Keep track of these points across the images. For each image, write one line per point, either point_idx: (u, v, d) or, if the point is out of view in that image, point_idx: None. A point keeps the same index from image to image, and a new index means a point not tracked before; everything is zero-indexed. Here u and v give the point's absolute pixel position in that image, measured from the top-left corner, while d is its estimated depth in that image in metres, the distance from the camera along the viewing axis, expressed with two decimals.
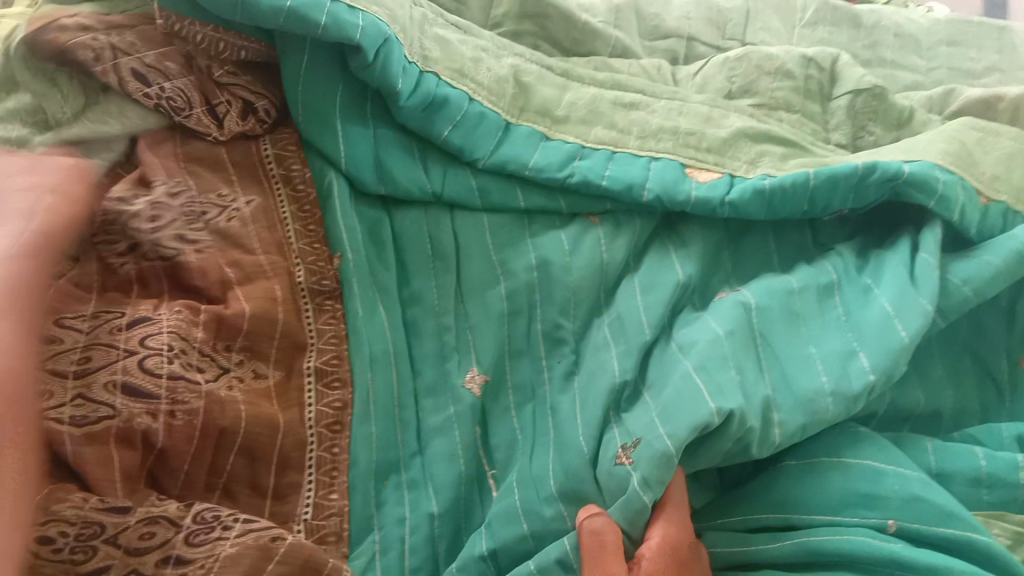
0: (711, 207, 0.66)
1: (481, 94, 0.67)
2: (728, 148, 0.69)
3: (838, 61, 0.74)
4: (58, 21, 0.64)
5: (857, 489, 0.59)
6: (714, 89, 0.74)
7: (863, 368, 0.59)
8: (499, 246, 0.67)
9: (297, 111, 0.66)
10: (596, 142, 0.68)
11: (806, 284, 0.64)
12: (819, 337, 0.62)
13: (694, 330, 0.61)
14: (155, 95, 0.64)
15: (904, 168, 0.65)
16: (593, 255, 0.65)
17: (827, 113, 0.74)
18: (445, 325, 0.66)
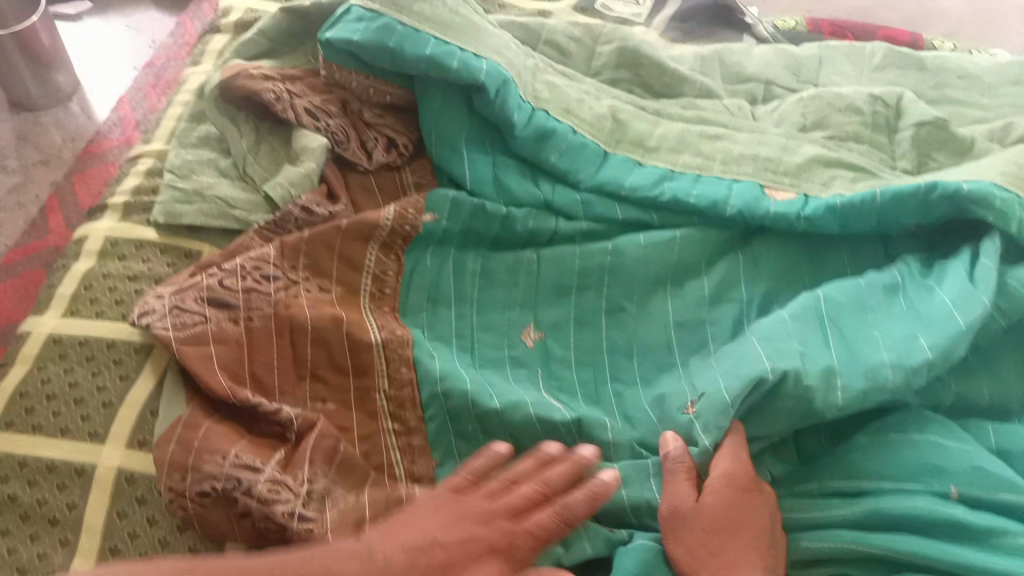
0: (789, 218, 0.73)
1: (584, 128, 0.79)
2: (803, 172, 0.77)
3: (903, 98, 0.83)
4: (246, 71, 0.79)
5: (919, 459, 0.64)
6: (789, 123, 0.84)
7: (923, 348, 0.65)
8: (589, 254, 0.75)
9: (432, 145, 0.80)
10: (684, 167, 0.78)
11: (874, 284, 0.71)
12: (882, 326, 0.68)
13: (765, 319, 0.70)
14: (315, 129, 0.78)
15: (963, 185, 0.72)
16: (665, 250, 0.75)
17: (894, 143, 0.82)
18: (558, 322, 0.75)
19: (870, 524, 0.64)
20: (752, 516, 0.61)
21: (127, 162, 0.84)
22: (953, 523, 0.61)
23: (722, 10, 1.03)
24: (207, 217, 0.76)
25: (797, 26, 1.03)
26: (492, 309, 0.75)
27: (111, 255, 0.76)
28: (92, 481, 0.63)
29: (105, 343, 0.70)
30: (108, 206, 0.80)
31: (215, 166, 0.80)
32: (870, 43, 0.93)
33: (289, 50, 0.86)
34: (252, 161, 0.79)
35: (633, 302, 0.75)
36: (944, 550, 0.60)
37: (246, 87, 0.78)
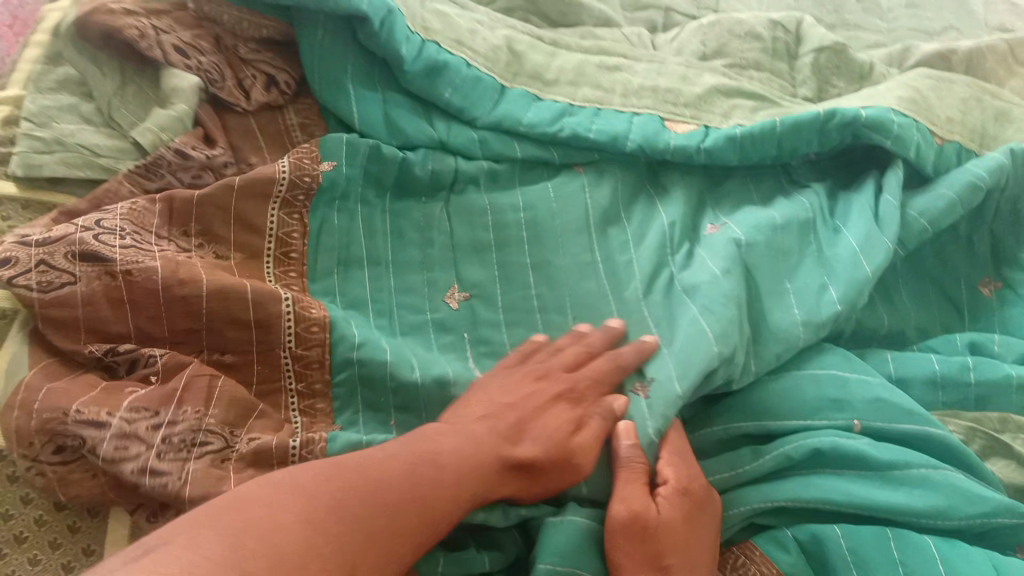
0: (689, 152, 0.72)
1: (478, 60, 0.75)
2: (703, 103, 0.75)
3: (803, 24, 0.82)
4: (105, 5, 0.72)
5: (824, 395, 0.63)
6: (689, 51, 0.81)
7: (832, 299, 0.64)
8: (491, 206, 0.73)
9: (325, 85, 0.74)
10: (583, 100, 0.75)
11: (789, 220, 0.69)
12: (795, 275, 0.67)
13: (690, 273, 0.67)
14: (182, 66, 0.72)
15: (861, 112, 0.71)
16: (579, 199, 0.72)
17: (793, 71, 0.81)
18: (468, 271, 0.71)
19: (776, 470, 0.62)
20: (702, 514, 0.56)
21: None
22: (858, 460, 0.60)
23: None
24: (70, 168, 0.70)
25: None
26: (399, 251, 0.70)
27: None
28: None
29: None
30: None
31: (78, 113, 0.74)
32: None
33: None
34: (118, 104, 0.73)
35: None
36: (854, 488, 0.60)
37: (106, 22, 0.71)
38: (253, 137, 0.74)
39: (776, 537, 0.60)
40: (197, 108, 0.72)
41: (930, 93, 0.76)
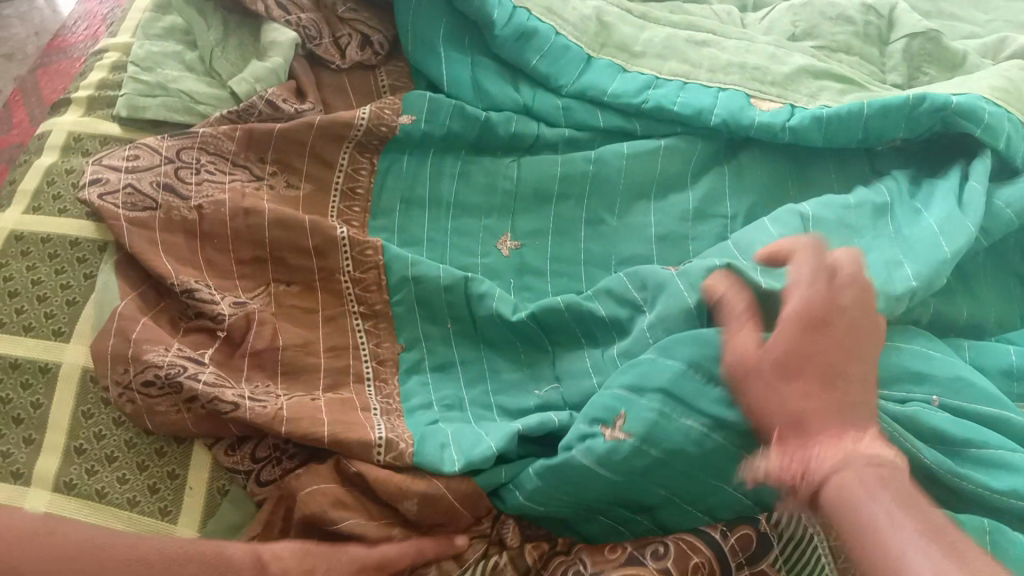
0: (772, 129, 0.71)
1: (567, 30, 0.77)
2: (790, 83, 0.74)
3: (896, 8, 0.81)
4: None
5: (907, 364, 0.63)
6: (778, 31, 0.82)
7: (906, 275, 0.64)
8: (566, 165, 0.74)
9: (414, 54, 0.77)
10: (670, 74, 0.75)
11: (863, 202, 0.70)
12: (870, 247, 0.67)
13: (748, 230, 0.68)
14: (282, 23, 0.75)
15: (951, 99, 0.69)
16: (648, 166, 0.73)
17: (884, 56, 0.80)
18: (539, 231, 0.73)
19: None
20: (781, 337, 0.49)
21: (93, 58, 0.81)
22: (932, 430, 0.59)
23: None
24: (174, 114, 0.74)
25: None
26: (468, 215, 0.74)
27: (74, 150, 0.73)
28: (56, 378, 0.62)
29: (69, 241, 0.68)
30: (70, 101, 0.77)
31: (181, 60, 0.77)
32: None
33: None
34: (219, 56, 0.76)
35: (614, 214, 0.73)
36: (932, 455, 0.58)
37: None
38: (345, 95, 0.77)
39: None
40: (293, 64, 0.75)
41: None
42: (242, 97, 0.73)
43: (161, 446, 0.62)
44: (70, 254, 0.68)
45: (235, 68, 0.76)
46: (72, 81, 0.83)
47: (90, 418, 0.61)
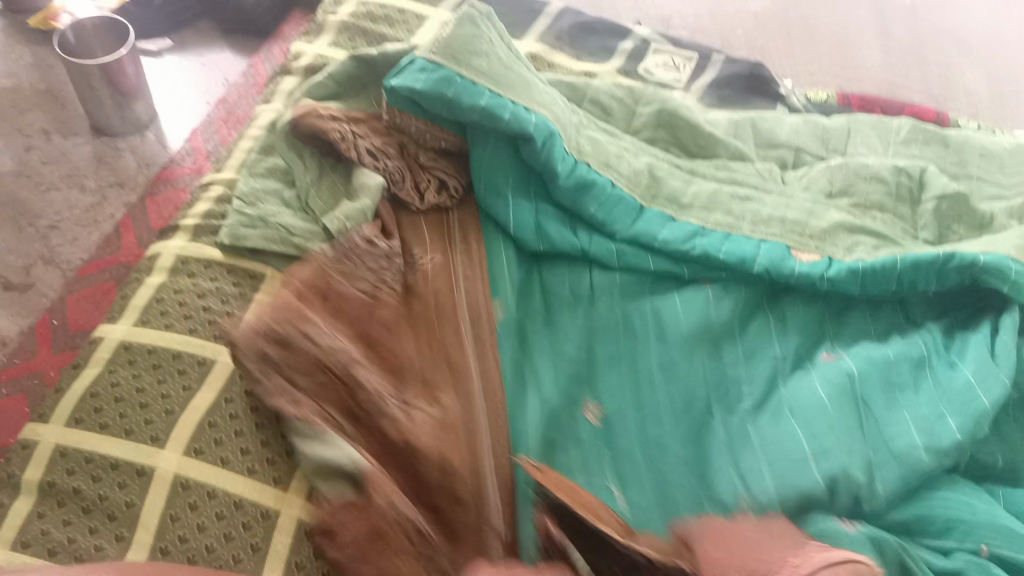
0: (812, 277, 0.77)
1: (622, 182, 0.84)
2: (828, 237, 0.81)
3: (925, 171, 0.88)
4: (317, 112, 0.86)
5: (956, 515, 0.67)
6: (817, 188, 0.89)
7: (951, 429, 0.69)
8: (623, 323, 0.80)
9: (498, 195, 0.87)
10: (716, 225, 0.82)
11: (901, 356, 0.75)
12: (916, 403, 0.72)
13: (802, 392, 0.72)
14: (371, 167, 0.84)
15: (979, 257, 0.76)
16: (703, 311, 0.78)
17: (916, 215, 0.87)
18: (603, 390, 0.77)
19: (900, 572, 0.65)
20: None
21: (200, 189, 0.91)
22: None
23: (762, 82, 1.11)
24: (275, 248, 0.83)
25: (829, 98, 1.11)
26: (535, 364, 0.79)
27: (181, 272, 0.82)
28: (150, 482, 0.68)
29: (171, 354, 0.76)
30: (179, 227, 0.87)
31: (280, 197, 0.86)
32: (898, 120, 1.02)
33: (353, 96, 0.94)
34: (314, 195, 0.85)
35: (667, 365, 0.76)
36: None
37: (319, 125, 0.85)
38: (420, 232, 0.85)
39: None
40: (379, 206, 0.84)
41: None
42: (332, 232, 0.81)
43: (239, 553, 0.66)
44: (171, 366, 0.75)
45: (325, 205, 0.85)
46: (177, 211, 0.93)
47: (178, 520, 0.67)
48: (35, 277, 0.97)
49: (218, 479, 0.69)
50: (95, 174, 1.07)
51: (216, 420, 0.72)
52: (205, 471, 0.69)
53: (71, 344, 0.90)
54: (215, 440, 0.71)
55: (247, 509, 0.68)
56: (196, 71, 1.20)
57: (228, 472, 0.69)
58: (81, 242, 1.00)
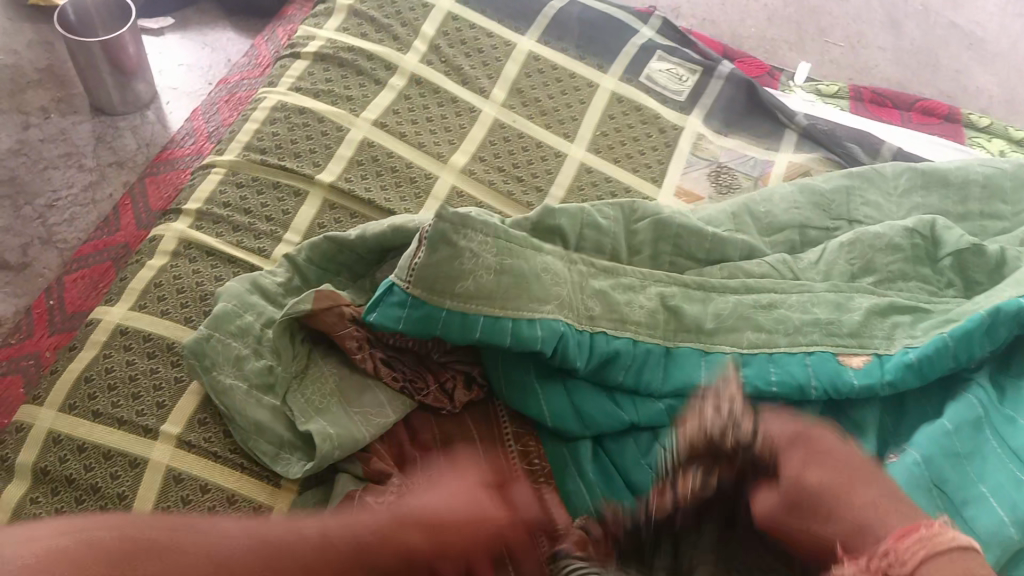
0: (873, 386, 0.76)
1: (644, 221, 0.85)
2: (864, 329, 0.80)
3: (936, 226, 0.87)
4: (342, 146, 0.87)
5: None
6: (835, 239, 0.88)
7: None
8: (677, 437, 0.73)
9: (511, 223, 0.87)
10: (751, 293, 0.81)
11: (959, 424, 0.75)
12: (987, 473, 0.72)
13: (890, 478, 0.72)
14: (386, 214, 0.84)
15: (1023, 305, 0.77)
16: None
17: (936, 273, 0.87)
18: None
19: None
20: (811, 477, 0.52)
21: (201, 171, 0.88)
22: None
23: (755, 95, 1.01)
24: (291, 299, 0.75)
25: (839, 89, 1.09)
26: (586, 470, 0.72)
27: (182, 257, 0.80)
28: (142, 473, 0.68)
29: (166, 345, 0.75)
30: (181, 210, 0.84)
31: (286, 190, 0.85)
32: (914, 146, 1.00)
33: (365, 100, 0.92)
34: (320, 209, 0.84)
35: None
36: None
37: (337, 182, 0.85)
38: None
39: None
40: None
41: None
42: None
43: None
44: (166, 356, 0.74)
45: (333, 213, 0.84)
46: (178, 193, 0.91)
47: (169, 515, 0.66)
48: (32, 257, 0.96)
49: (210, 473, 0.69)
50: (95, 153, 1.05)
51: (207, 417, 0.71)
52: (197, 466, 0.69)
53: (67, 327, 0.89)
54: (206, 436, 0.70)
55: (240, 505, 0.67)
56: (199, 54, 1.18)
57: (219, 465, 0.69)
58: (78, 221, 0.99)
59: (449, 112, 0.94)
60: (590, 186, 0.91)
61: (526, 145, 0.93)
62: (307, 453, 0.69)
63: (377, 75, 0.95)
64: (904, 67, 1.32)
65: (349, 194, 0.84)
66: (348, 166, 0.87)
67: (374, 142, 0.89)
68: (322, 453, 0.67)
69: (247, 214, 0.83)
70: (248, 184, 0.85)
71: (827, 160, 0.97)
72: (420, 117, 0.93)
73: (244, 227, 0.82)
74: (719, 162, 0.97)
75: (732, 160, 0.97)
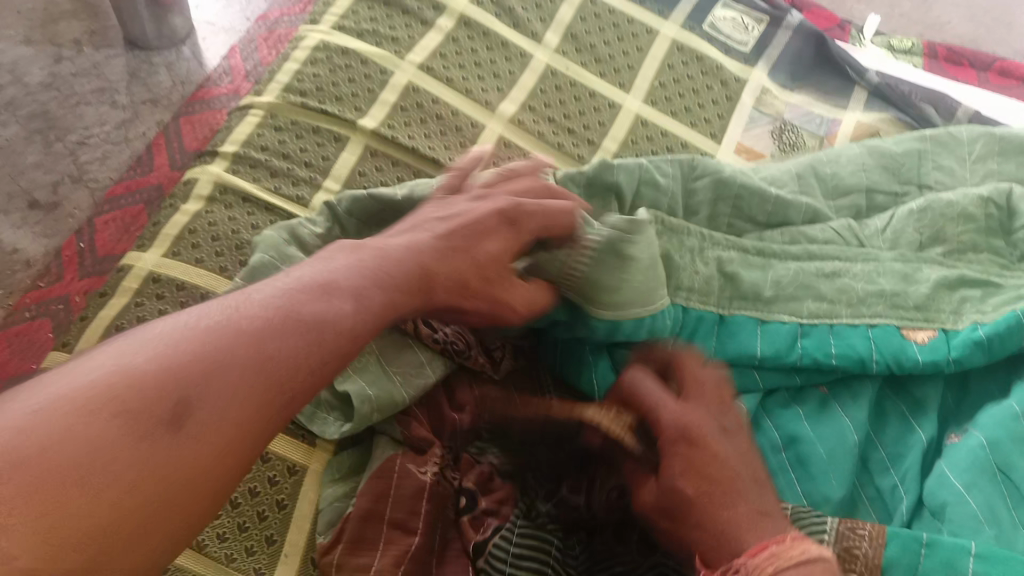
0: (938, 364, 0.72)
1: (702, 180, 0.80)
2: (932, 303, 0.75)
3: (1012, 195, 0.82)
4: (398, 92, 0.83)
5: None
6: (903, 205, 0.83)
7: None
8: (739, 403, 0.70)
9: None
10: (813, 259, 0.77)
11: None
12: None
13: (951, 463, 0.69)
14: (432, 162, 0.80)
15: None
16: (841, 432, 0.70)
17: (1010, 246, 0.82)
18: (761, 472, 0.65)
19: None
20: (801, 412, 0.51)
21: (238, 111, 0.84)
22: None
23: (824, 47, 0.96)
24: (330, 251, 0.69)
25: (912, 45, 1.02)
26: None
27: (218, 202, 0.77)
28: None
29: (200, 294, 0.72)
30: (217, 152, 0.80)
31: (327, 135, 0.81)
32: (990, 108, 0.94)
33: (411, 42, 0.88)
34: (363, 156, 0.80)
35: (809, 417, 0.71)
36: None
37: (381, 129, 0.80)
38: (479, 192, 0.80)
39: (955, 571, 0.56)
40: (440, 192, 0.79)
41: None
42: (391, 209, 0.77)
43: (263, 509, 0.64)
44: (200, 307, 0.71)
45: (376, 161, 0.80)
46: (214, 134, 0.87)
47: None
48: (62, 196, 0.93)
49: None
50: (129, 89, 1.02)
51: None
52: None
53: (98, 270, 0.86)
54: None
55: (274, 462, 0.66)
56: None
57: None
58: (110, 160, 0.96)
59: (498, 57, 0.89)
60: (645, 140, 0.86)
61: (579, 94, 0.88)
62: (344, 413, 0.66)
63: (423, 15, 0.90)
64: (977, 24, 1.24)
65: (393, 140, 0.80)
66: (392, 112, 0.83)
67: (419, 87, 0.85)
68: (357, 416, 0.63)
69: (286, 159, 0.79)
70: (287, 127, 0.81)
71: (897, 121, 0.91)
72: (467, 61, 0.88)
73: (282, 172, 0.79)
74: (783, 119, 0.91)
75: (796, 117, 0.91)
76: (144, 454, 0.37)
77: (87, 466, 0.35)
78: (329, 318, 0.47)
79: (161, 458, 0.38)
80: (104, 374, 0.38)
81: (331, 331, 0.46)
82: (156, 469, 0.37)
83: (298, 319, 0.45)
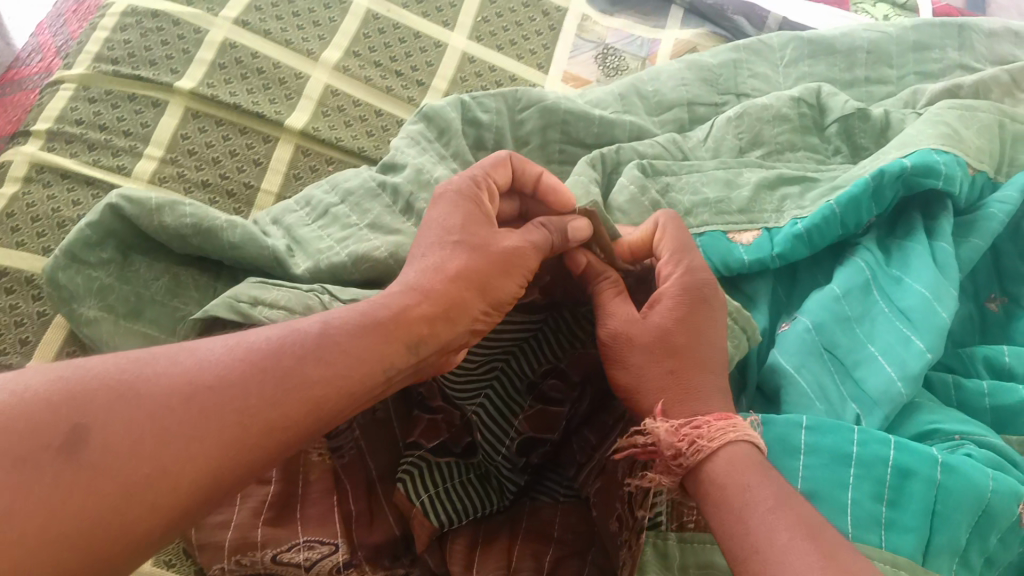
0: (763, 261, 0.75)
1: (534, 109, 0.82)
2: (754, 205, 0.79)
3: (821, 94, 0.87)
4: (247, 77, 0.81)
5: (924, 420, 0.70)
6: (724, 115, 0.86)
7: (920, 350, 0.69)
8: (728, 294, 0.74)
9: (398, 125, 0.82)
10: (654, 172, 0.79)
11: (849, 289, 0.75)
12: (874, 334, 0.73)
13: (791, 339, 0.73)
14: (260, 121, 0.79)
15: (907, 164, 0.75)
16: None
17: (824, 141, 0.86)
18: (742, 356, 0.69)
19: None
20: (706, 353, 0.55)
21: (48, 88, 0.80)
22: None
23: None
24: (150, 242, 0.64)
25: None
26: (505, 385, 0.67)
27: (35, 182, 0.74)
28: None
29: (25, 278, 0.69)
30: (29, 131, 0.77)
31: (145, 102, 0.79)
32: (799, 13, 0.99)
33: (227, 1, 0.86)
34: (184, 120, 0.78)
35: None
36: None
37: (202, 93, 0.79)
38: (316, 146, 0.80)
39: (787, 445, 0.60)
40: (269, 151, 0.78)
41: (958, 126, 0.82)
42: (221, 175, 0.76)
43: None
44: (26, 290, 0.68)
45: (199, 122, 0.78)
46: (27, 114, 0.83)
47: None
48: None
49: None
50: None
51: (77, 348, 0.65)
52: None
53: None
54: None
55: None
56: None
57: None
58: None
59: (316, 5, 0.88)
60: (475, 76, 0.87)
61: (403, 36, 0.88)
62: None
63: None
64: None
65: (212, 103, 0.79)
66: (210, 70, 0.81)
67: (236, 43, 0.83)
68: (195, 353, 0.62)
69: (103, 131, 0.77)
70: (102, 98, 0.78)
71: (713, 35, 0.96)
72: (285, 13, 0.86)
73: (99, 144, 0.76)
74: (606, 43, 0.94)
75: (618, 41, 0.94)
76: (67, 487, 0.34)
77: (104, 446, 0.36)
78: (321, 348, 0.44)
79: (85, 486, 0.35)
80: (30, 379, 0.37)
81: (345, 360, 0.44)
82: (269, 422, 0.41)
83: (337, 349, 0.44)
